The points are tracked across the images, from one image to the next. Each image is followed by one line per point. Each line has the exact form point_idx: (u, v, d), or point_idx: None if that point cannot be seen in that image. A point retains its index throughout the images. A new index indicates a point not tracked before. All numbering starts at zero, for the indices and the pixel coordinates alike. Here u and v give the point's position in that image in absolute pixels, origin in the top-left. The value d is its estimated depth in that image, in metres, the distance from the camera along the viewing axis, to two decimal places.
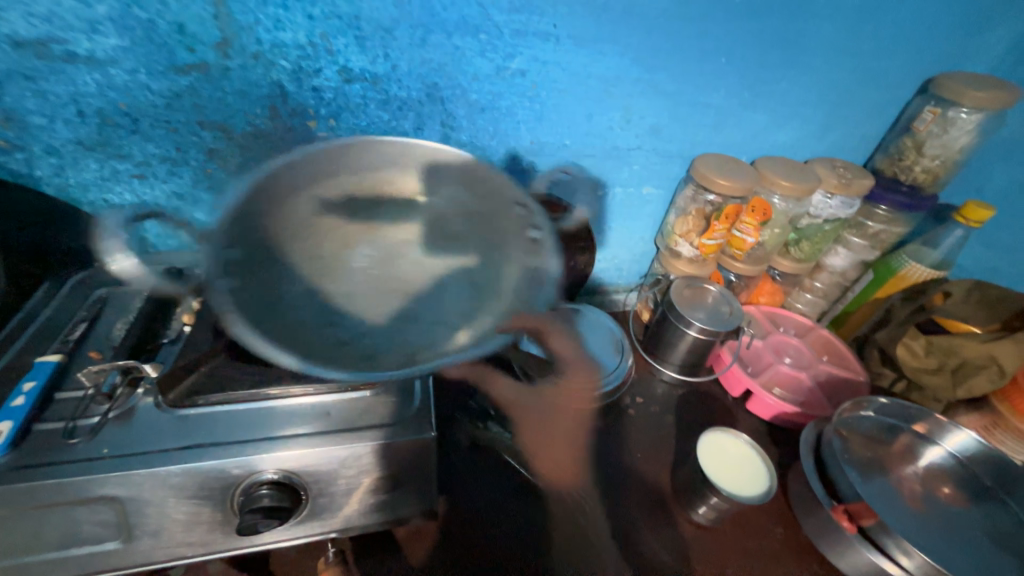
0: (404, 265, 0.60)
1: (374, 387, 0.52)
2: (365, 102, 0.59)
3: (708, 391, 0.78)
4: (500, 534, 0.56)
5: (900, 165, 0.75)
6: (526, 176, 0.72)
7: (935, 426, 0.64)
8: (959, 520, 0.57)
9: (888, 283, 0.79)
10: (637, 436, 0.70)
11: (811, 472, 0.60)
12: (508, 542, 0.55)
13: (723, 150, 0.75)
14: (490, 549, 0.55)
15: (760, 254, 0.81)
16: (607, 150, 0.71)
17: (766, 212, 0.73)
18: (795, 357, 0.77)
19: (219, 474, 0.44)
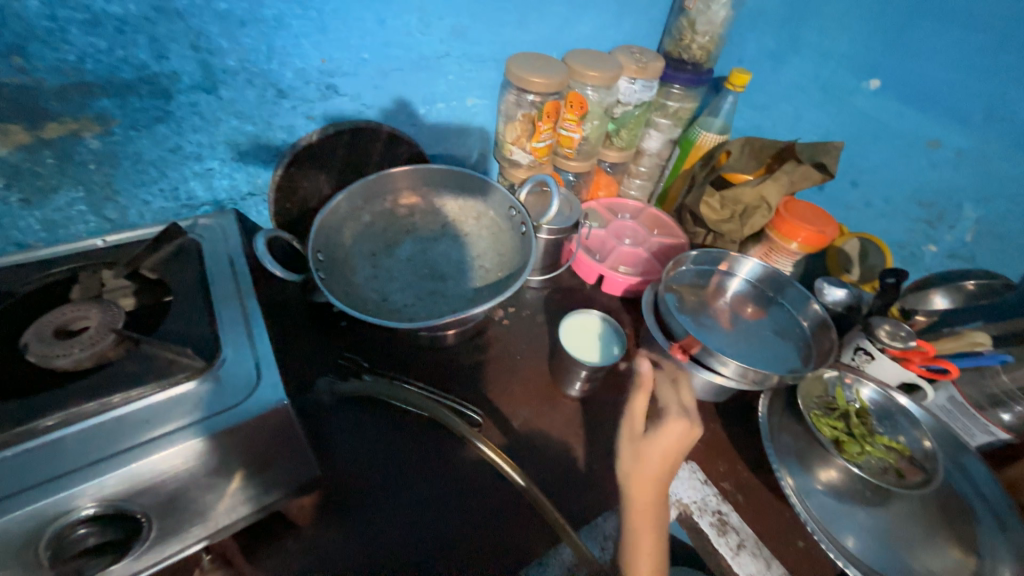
0: (432, 253, 0.73)
1: (199, 376, 0.44)
2: (60, 25, 0.44)
3: (569, 285, 0.84)
4: (397, 474, 0.56)
5: (682, 45, 0.84)
6: (330, 102, 0.63)
7: (733, 262, 0.79)
8: (755, 327, 0.73)
9: (690, 155, 0.90)
10: (515, 340, 0.74)
11: (654, 326, 0.70)
12: (409, 474, 0.56)
13: (533, 47, 0.74)
14: (390, 489, 0.55)
15: (588, 149, 0.86)
16: (415, 61, 0.65)
17: (582, 105, 0.76)
18: (633, 237, 0.87)
19: (4, 537, 0.35)
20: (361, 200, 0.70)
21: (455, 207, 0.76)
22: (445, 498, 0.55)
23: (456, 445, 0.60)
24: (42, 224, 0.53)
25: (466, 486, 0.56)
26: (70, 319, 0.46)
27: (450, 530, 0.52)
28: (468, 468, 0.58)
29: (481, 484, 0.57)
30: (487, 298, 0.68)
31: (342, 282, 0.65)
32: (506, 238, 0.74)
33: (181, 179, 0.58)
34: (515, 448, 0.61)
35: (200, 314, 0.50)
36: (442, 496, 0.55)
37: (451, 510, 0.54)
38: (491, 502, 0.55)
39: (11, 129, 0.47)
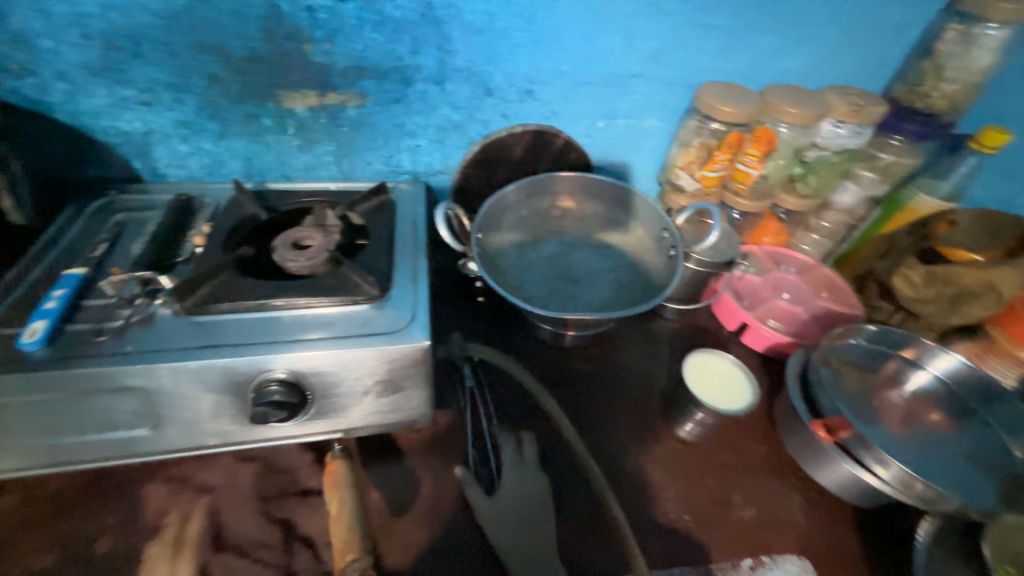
0: (573, 257, 0.76)
1: (373, 302, 0.55)
2: (360, 23, 0.58)
3: (703, 325, 0.79)
4: (492, 442, 0.60)
5: (919, 91, 0.72)
6: (524, 105, 0.71)
7: (923, 351, 0.65)
8: (937, 438, 0.59)
9: (895, 217, 0.79)
10: (631, 361, 0.72)
11: (796, 395, 0.62)
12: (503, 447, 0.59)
13: (730, 76, 0.72)
14: (484, 453, 0.59)
15: (762, 189, 0.80)
16: (608, 77, 0.69)
17: (770, 141, 0.72)
18: (793, 293, 0.78)
19: (234, 371, 0.48)
20: (524, 196, 0.76)
21: (607, 220, 0.79)
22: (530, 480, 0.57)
23: (552, 438, 0.61)
24: (303, 166, 0.71)
25: (552, 481, 0.57)
26: (302, 236, 0.61)
27: (523, 513, 0.53)
28: (558, 465, 0.59)
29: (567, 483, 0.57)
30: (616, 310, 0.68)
31: (491, 262, 0.71)
32: (650, 259, 0.74)
33: (396, 150, 0.72)
34: (606, 463, 0.60)
35: (384, 255, 0.61)
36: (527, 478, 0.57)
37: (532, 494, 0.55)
38: (572, 505, 0.56)
39: (309, 94, 0.64)
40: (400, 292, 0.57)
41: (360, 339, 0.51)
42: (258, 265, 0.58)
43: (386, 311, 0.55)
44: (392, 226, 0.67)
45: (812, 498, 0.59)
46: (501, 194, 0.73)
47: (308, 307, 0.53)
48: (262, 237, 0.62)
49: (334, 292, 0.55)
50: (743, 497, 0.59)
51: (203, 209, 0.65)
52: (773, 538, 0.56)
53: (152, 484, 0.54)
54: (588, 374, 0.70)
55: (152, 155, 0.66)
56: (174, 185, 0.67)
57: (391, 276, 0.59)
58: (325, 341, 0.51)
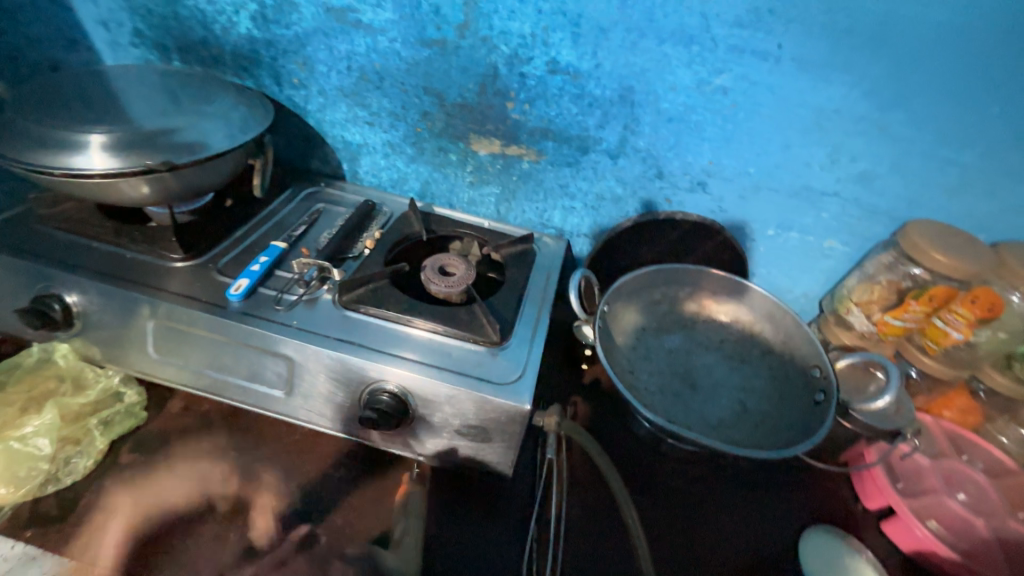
0: (696, 360, 0.70)
1: (491, 347, 0.57)
2: (561, 93, 0.63)
3: (833, 488, 0.66)
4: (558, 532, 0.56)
5: None
6: (692, 195, 0.68)
7: None
8: None
9: None
10: (730, 495, 0.63)
11: None
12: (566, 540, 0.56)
13: (954, 220, 0.61)
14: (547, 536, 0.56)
15: (962, 358, 0.65)
16: (796, 188, 0.64)
17: (993, 304, 0.59)
18: (972, 497, 0.61)
19: (360, 370, 0.54)
20: (662, 281, 0.72)
21: (747, 332, 0.71)
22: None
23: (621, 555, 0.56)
24: (467, 199, 0.78)
25: None
26: (446, 263, 0.66)
27: None
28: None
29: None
30: (730, 440, 0.61)
31: (609, 337, 0.68)
32: (788, 393, 0.65)
33: (552, 206, 0.75)
34: None
35: (512, 303, 0.64)
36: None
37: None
38: None
39: (495, 142, 0.70)
40: (517, 345, 0.59)
41: (469, 381, 0.53)
42: (407, 280, 0.65)
43: (500, 361, 0.57)
44: (526, 276, 0.69)
45: None
46: (639, 276, 0.71)
47: (435, 334, 0.58)
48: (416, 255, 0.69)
49: (461, 326, 0.59)
50: None
51: (379, 215, 0.75)
52: None
53: (267, 435, 0.62)
54: (679, 494, 0.62)
55: (358, 163, 0.78)
56: (365, 190, 0.79)
57: (513, 326, 0.61)
58: (440, 372, 0.54)
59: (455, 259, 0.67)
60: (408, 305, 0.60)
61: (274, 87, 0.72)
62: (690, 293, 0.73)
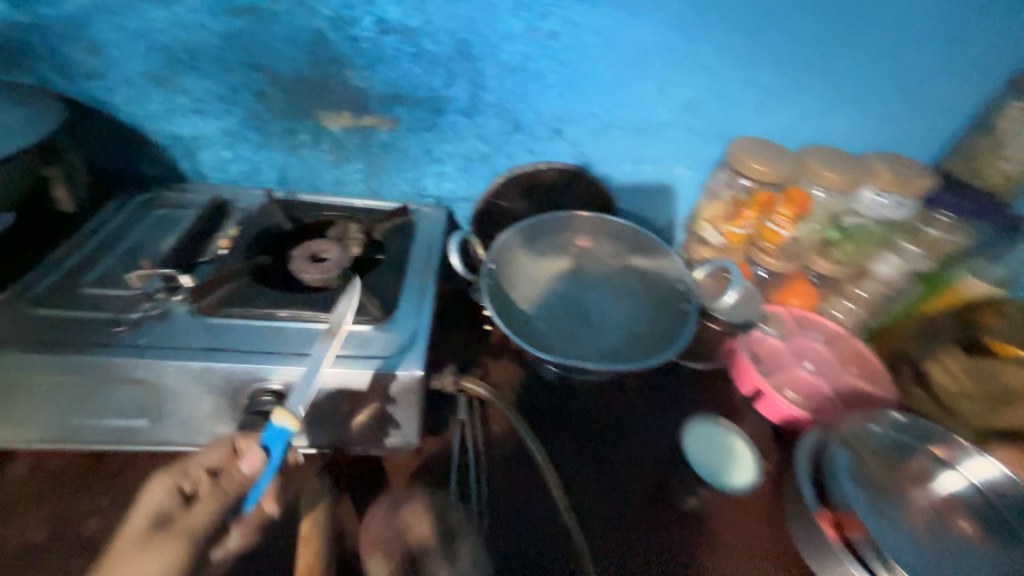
0: (585, 298, 0.74)
1: (376, 323, 0.55)
2: (399, 54, 0.61)
3: (717, 385, 0.74)
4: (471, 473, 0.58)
5: (973, 168, 0.68)
6: (551, 143, 0.71)
7: (955, 450, 0.58)
8: (963, 553, 0.52)
9: (938, 298, 0.72)
10: (632, 412, 0.69)
11: (804, 470, 0.57)
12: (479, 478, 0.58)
13: (768, 133, 0.70)
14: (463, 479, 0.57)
15: (794, 250, 0.77)
16: (638, 123, 0.69)
17: (804, 204, 0.69)
18: (817, 364, 0.73)
19: (232, 376, 0.50)
20: (543, 232, 0.75)
21: (625, 264, 0.76)
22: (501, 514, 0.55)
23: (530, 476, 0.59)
24: (333, 181, 0.74)
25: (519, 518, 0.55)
26: (319, 249, 0.62)
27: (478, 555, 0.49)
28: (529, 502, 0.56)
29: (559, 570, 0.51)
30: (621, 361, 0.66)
31: (501, 292, 0.69)
32: (661, 309, 0.72)
33: (423, 175, 0.74)
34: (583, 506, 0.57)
35: (393, 277, 0.62)
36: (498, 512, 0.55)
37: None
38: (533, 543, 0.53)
39: (346, 115, 0.67)
40: (403, 317, 0.57)
41: (356, 362, 0.51)
42: (275, 273, 0.61)
43: (388, 336, 0.55)
44: (406, 248, 0.67)
45: None
46: (524, 228, 0.73)
47: (312, 323, 0.54)
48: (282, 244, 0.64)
49: (341, 309, 0.56)
50: None
51: (235, 212, 0.68)
52: None
53: None
54: (582, 413, 0.67)
55: (198, 158, 0.70)
56: (213, 188, 0.71)
57: (398, 299, 0.59)
58: (323, 359, 0.51)
59: (326, 243, 0.64)
60: (278, 298, 0.56)
61: (66, 82, 0.62)
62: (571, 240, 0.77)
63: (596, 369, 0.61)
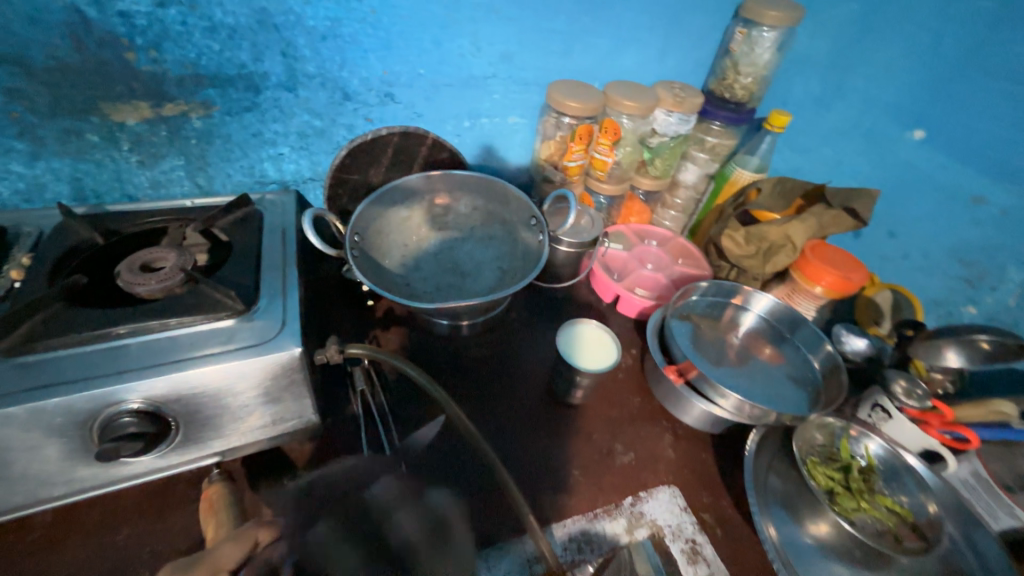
0: (458, 252, 0.80)
1: (238, 315, 0.53)
2: (187, 29, 0.56)
3: (585, 301, 0.87)
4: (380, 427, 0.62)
5: (725, 84, 0.84)
6: (386, 107, 0.72)
7: (748, 296, 0.77)
8: (764, 367, 0.71)
9: (724, 191, 0.91)
10: (521, 342, 0.77)
11: (654, 345, 0.71)
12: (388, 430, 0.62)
13: (576, 75, 0.81)
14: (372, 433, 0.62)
15: (619, 174, 0.90)
16: (464, 79, 0.74)
17: (616, 132, 0.81)
18: (655, 263, 0.88)
19: (73, 410, 0.44)
20: (404, 198, 0.77)
21: (485, 212, 0.82)
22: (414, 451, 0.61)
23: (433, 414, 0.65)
24: (150, 183, 0.66)
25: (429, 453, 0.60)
26: (152, 257, 0.56)
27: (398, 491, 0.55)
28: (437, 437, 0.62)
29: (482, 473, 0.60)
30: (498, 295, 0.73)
31: (375, 263, 0.72)
32: (523, 244, 0.79)
33: (257, 159, 0.69)
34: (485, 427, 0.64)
35: (248, 268, 0.59)
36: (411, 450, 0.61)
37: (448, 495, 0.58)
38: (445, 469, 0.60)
39: (141, 105, 0.60)
40: (269, 303, 0.55)
41: (224, 356, 0.49)
42: (97, 292, 0.53)
43: (256, 324, 0.53)
44: (255, 239, 0.63)
45: (679, 434, 0.69)
46: (381, 194, 0.74)
47: (162, 331, 0.50)
48: (99, 262, 0.56)
49: (193, 310, 0.52)
50: (623, 444, 0.66)
51: (19, 239, 0.57)
52: (647, 475, 0.64)
53: None
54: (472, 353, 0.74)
55: None
56: None
57: (259, 288, 0.57)
58: (184, 363, 0.48)
59: (156, 249, 0.57)
60: (109, 317, 0.50)
61: None
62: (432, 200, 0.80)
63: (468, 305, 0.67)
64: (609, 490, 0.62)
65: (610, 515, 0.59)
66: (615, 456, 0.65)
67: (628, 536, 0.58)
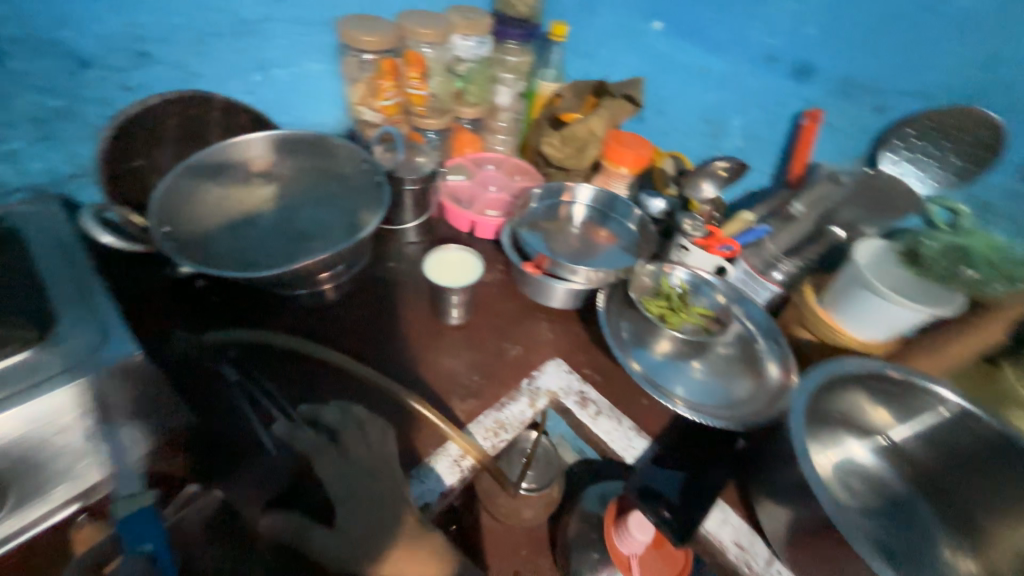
0: (300, 216, 0.73)
1: (35, 344, 0.44)
2: None
3: (446, 235, 0.91)
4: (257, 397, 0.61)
5: (508, 3, 0.91)
6: (144, 67, 0.63)
7: (572, 191, 0.89)
8: (599, 243, 0.85)
9: (535, 104, 0.98)
10: (396, 290, 0.79)
11: (512, 252, 0.80)
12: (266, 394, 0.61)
13: (362, 8, 0.79)
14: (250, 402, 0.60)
15: (439, 105, 0.92)
16: (235, 24, 0.67)
17: (422, 62, 0.83)
18: (496, 184, 0.95)
19: None
20: (211, 174, 0.70)
21: (316, 169, 0.77)
22: (302, 399, 0.62)
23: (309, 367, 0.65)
24: None
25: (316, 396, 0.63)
26: None
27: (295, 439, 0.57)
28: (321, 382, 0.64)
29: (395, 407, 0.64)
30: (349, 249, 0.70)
31: (198, 247, 0.65)
32: (366, 191, 0.75)
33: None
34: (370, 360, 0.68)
35: (31, 289, 0.49)
36: (300, 401, 0.62)
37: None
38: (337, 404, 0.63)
39: None
40: (74, 318, 0.47)
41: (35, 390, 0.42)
42: None
43: (65, 345, 0.45)
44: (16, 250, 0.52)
45: (552, 319, 0.80)
46: (179, 171, 0.67)
47: None
48: None
49: None
50: (510, 341, 0.75)
51: None
52: (535, 358, 0.74)
53: None
54: (340, 307, 0.74)
55: None
56: None
57: (55, 306, 0.48)
58: None
59: None
60: None
61: None
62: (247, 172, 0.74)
63: (322, 257, 0.64)
64: (507, 379, 0.71)
65: (513, 399, 0.68)
66: (505, 351, 0.74)
67: (533, 409, 0.68)
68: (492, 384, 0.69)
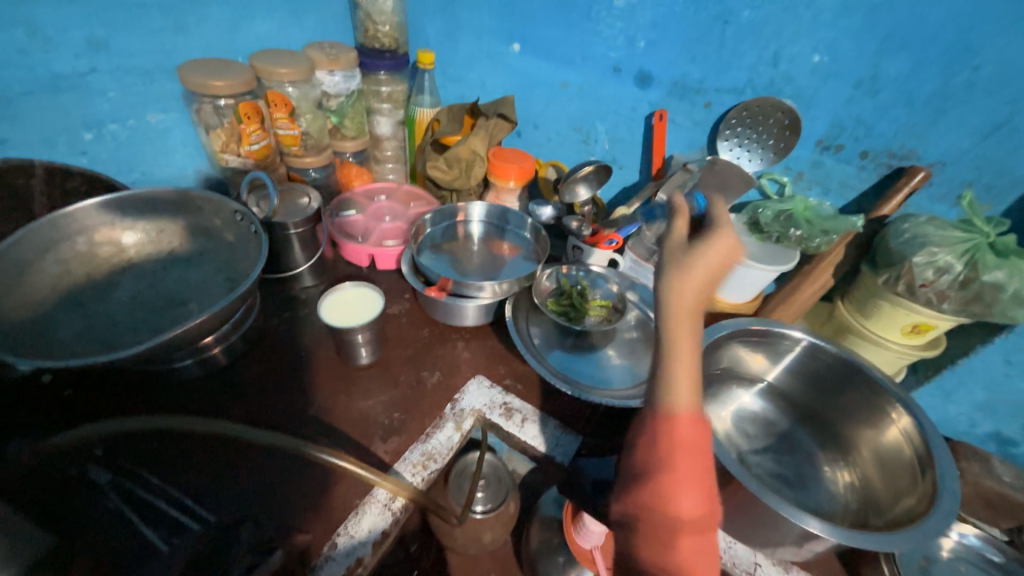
0: (165, 281, 0.68)
1: None
2: None
3: (345, 274, 0.88)
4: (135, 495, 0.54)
5: (370, 35, 0.91)
6: None
7: (465, 210, 0.91)
8: (499, 257, 0.87)
9: (416, 131, 0.99)
10: (296, 341, 0.74)
11: (414, 279, 0.79)
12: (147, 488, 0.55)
13: (208, 52, 0.76)
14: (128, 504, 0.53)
15: (315, 142, 0.89)
16: (48, 80, 0.63)
17: (286, 103, 0.80)
18: (390, 214, 0.92)
19: None
20: (40, 252, 0.60)
21: (179, 229, 0.71)
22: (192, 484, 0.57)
23: (198, 446, 0.60)
24: None
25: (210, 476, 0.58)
26: None
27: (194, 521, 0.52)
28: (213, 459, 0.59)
29: (303, 465, 0.60)
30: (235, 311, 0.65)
31: (36, 338, 0.56)
32: (243, 244, 0.70)
33: None
34: (273, 422, 0.63)
35: None
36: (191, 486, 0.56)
37: (267, 497, 0.57)
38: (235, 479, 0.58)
39: None
40: None
41: None
42: None
43: None
44: None
45: (467, 338, 0.80)
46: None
47: None
48: None
49: None
50: (427, 369, 0.74)
51: None
52: (455, 380, 0.74)
53: None
54: (227, 373, 0.69)
55: None
56: None
57: None
58: None
59: None
60: None
61: None
62: (92, 245, 0.65)
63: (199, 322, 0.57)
64: (429, 407, 0.69)
65: (439, 427, 0.66)
66: (423, 379, 0.73)
67: (459, 432, 0.66)
68: (413, 415, 0.68)
